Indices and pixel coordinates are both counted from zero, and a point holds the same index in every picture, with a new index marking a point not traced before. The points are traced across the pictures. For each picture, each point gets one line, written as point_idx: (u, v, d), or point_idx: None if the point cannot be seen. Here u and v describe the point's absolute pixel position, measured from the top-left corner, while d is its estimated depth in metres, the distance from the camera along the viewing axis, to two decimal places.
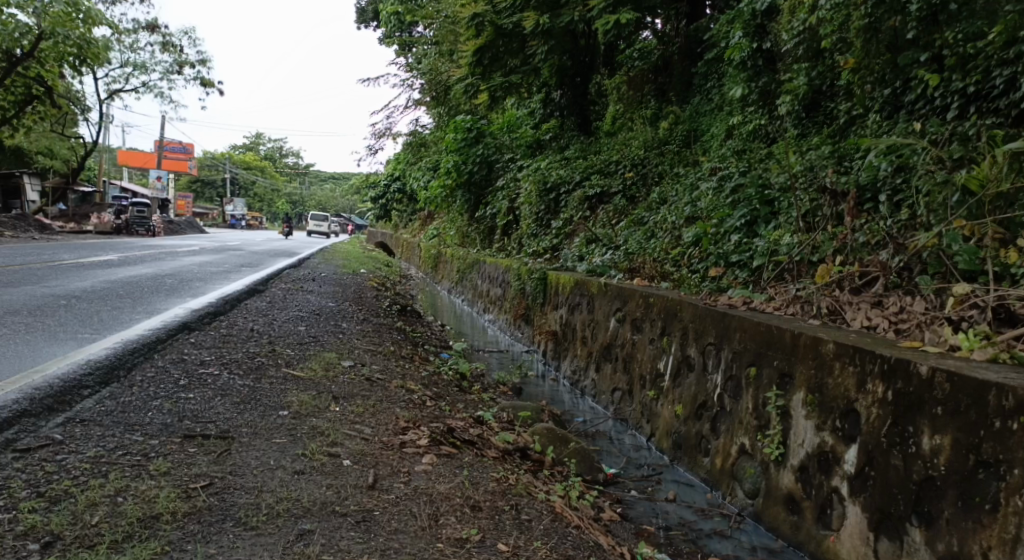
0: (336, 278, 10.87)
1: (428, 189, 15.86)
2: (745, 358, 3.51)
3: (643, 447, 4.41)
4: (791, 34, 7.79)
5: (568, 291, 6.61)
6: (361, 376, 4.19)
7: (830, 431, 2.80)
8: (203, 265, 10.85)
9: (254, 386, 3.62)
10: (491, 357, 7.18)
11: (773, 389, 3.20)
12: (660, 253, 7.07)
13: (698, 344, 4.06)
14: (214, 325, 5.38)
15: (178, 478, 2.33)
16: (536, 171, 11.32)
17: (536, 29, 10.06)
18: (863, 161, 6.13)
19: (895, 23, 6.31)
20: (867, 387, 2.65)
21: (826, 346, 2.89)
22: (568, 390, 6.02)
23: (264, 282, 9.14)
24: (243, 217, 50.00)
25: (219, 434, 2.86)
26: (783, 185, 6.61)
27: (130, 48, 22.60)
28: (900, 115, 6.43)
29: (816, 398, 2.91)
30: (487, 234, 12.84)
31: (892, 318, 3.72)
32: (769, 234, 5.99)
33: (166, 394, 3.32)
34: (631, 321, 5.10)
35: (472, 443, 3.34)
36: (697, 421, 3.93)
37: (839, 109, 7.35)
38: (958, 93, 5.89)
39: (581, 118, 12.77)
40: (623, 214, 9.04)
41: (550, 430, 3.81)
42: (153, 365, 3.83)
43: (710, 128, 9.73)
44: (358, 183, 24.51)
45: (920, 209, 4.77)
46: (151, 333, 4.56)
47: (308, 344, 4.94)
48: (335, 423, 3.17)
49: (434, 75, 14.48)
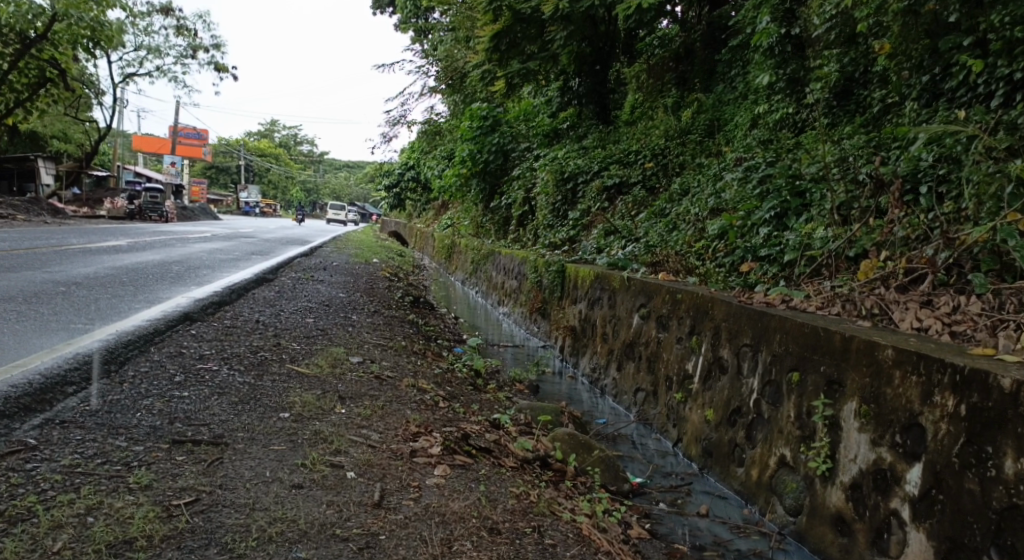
0: (348, 268, 10.66)
1: (442, 177, 15.60)
2: (787, 362, 3.20)
3: (669, 453, 4.14)
4: (822, 19, 7.32)
5: (588, 285, 6.31)
6: (370, 373, 3.94)
7: (888, 447, 2.48)
8: (213, 252, 10.63)
9: (255, 384, 3.39)
10: (505, 353, 6.92)
11: (820, 398, 2.89)
12: (683, 247, 6.77)
13: (732, 345, 3.76)
14: (218, 315, 5.16)
15: (159, 493, 2.17)
16: (553, 160, 11.00)
17: (555, 14, 9.73)
18: (902, 151, 5.75)
19: (934, 8, 5.83)
20: (934, 399, 2.31)
21: (883, 352, 2.57)
22: (587, 389, 5.75)
23: (274, 270, 8.92)
24: (257, 205, 50.08)
25: (211, 439, 2.64)
26: (816, 175, 6.25)
27: (145, 32, 22.54)
28: (940, 103, 6.06)
29: (871, 409, 2.58)
30: (502, 224, 12.56)
31: (945, 319, 3.37)
32: (802, 226, 5.66)
33: (158, 393, 3.10)
34: (657, 318, 4.81)
35: (489, 451, 3.08)
36: (730, 428, 3.64)
37: (872, 97, 7.01)
38: (1004, 79, 5.49)
39: (600, 106, 12.45)
40: (643, 205, 8.71)
41: (572, 435, 3.55)
42: (147, 359, 3.61)
43: (733, 117, 9.36)
44: (372, 172, 24.33)
45: (968, 202, 4.41)
46: (149, 324, 4.34)
47: (315, 338, 4.70)
48: (340, 428, 2.92)
49: (450, 61, 14.17)
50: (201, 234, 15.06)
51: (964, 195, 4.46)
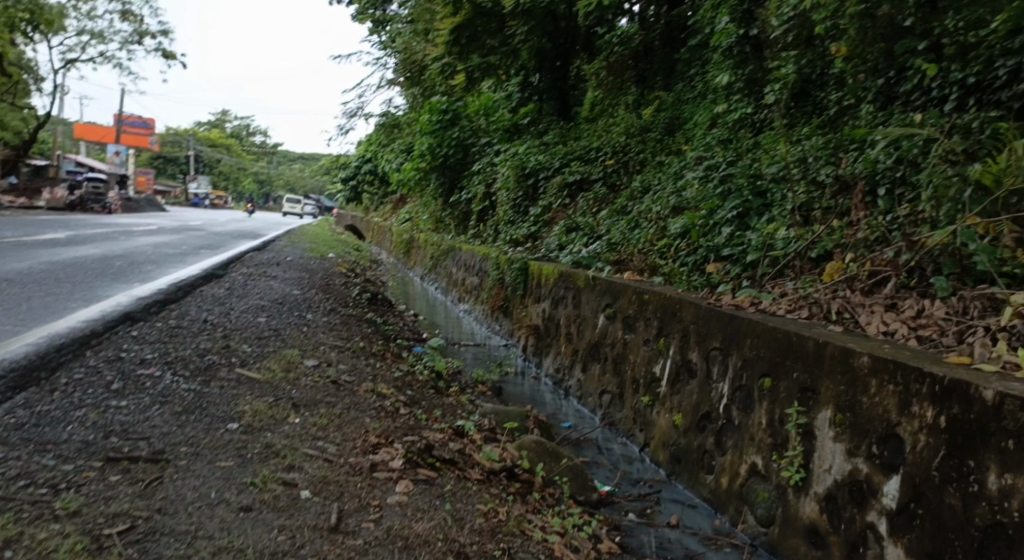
0: (302, 263, 10.33)
1: (401, 172, 15.28)
2: (759, 368, 3.14)
3: (636, 458, 4.06)
4: (780, 21, 7.40)
5: (552, 284, 6.20)
6: (325, 377, 3.73)
7: (865, 458, 2.42)
8: (160, 246, 10.15)
9: (202, 391, 3.16)
10: (466, 352, 6.76)
11: (793, 405, 2.83)
12: (646, 245, 6.71)
13: (701, 349, 3.69)
14: (163, 315, 4.85)
15: (88, 521, 1.94)
16: (513, 156, 10.85)
17: (516, 8, 9.61)
18: (860, 153, 5.78)
19: (888, 11, 5.98)
20: (913, 410, 2.24)
21: (859, 359, 2.51)
22: (550, 390, 5.64)
23: (223, 265, 8.53)
24: (208, 196, 48.55)
25: (151, 456, 2.41)
26: (776, 175, 6.26)
27: (87, 16, 21.50)
28: (895, 106, 6.14)
29: (847, 418, 2.52)
30: (462, 219, 12.38)
31: (911, 323, 3.35)
32: (764, 227, 5.65)
33: (92, 403, 2.84)
34: (623, 318, 4.72)
35: (453, 463, 2.93)
36: (699, 433, 3.57)
37: (829, 99, 7.06)
38: (957, 84, 5.57)
39: (560, 103, 12.37)
40: (604, 203, 8.64)
41: (539, 443, 3.42)
42: (82, 365, 3.34)
43: (693, 116, 9.38)
44: (328, 165, 23.77)
45: (926, 202, 4.42)
46: (85, 325, 4.02)
47: (267, 339, 4.45)
48: (293, 440, 2.73)
49: (408, 54, 13.88)
50: (148, 226, 14.42)
51: (922, 198, 4.48)
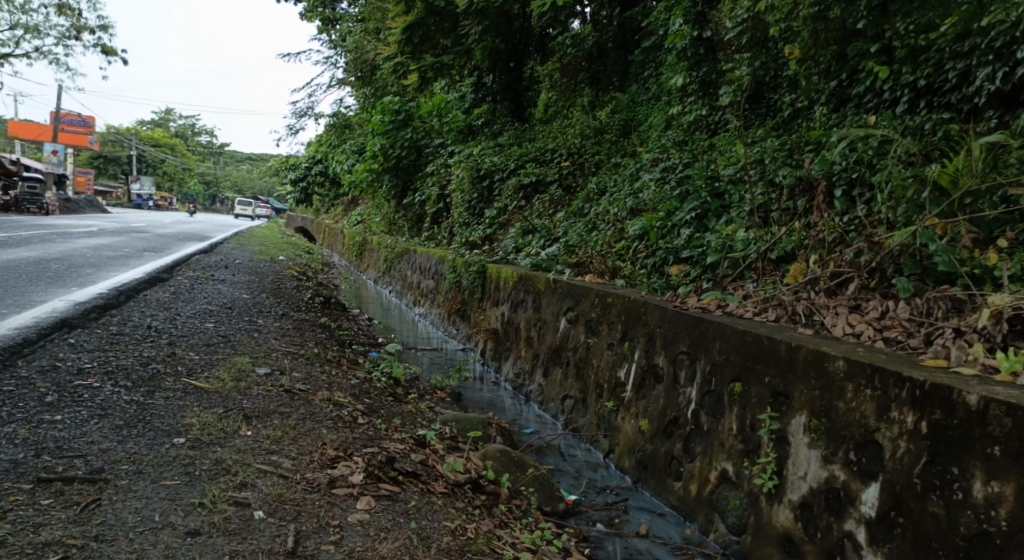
0: (252, 267, 9.94)
1: (352, 173, 14.90)
2: (728, 372, 3.12)
3: (599, 465, 3.98)
4: (735, 22, 7.53)
5: (511, 286, 6.08)
6: (278, 386, 3.51)
7: (842, 465, 2.45)
8: (98, 249, 9.58)
9: (145, 403, 2.88)
10: (422, 357, 6.57)
11: (766, 410, 2.83)
12: (604, 247, 6.66)
13: (668, 353, 3.64)
14: (102, 321, 4.51)
15: (14, 552, 1.72)
16: (468, 157, 10.71)
17: (470, 7, 9.47)
18: (815, 154, 5.84)
19: (839, 14, 6.13)
20: (892, 415, 2.27)
21: (834, 363, 2.53)
22: (510, 395, 5.52)
23: (166, 268, 8.08)
24: (150, 198, 46.71)
25: (87, 475, 2.13)
26: (733, 176, 6.30)
27: (19, 8, 20.31)
28: (847, 108, 6.21)
29: (823, 423, 2.54)
30: (416, 221, 12.15)
31: (875, 325, 3.40)
32: (722, 228, 5.67)
33: (22, 417, 2.53)
34: (585, 322, 4.64)
35: (416, 475, 2.77)
36: (665, 439, 3.51)
37: (783, 101, 7.12)
38: (908, 86, 5.66)
39: (515, 104, 12.29)
40: (561, 204, 8.57)
41: (505, 452, 3.29)
42: (12, 375, 3.02)
43: (647, 118, 9.42)
44: (276, 165, 23.12)
45: (882, 204, 4.52)
46: (15, 332, 3.68)
47: (215, 346, 4.18)
48: (244, 454, 2.49)
49: (358, 53, 13.57)
50: (85, 229, 13.63)
51: (879, 200, 4.58)
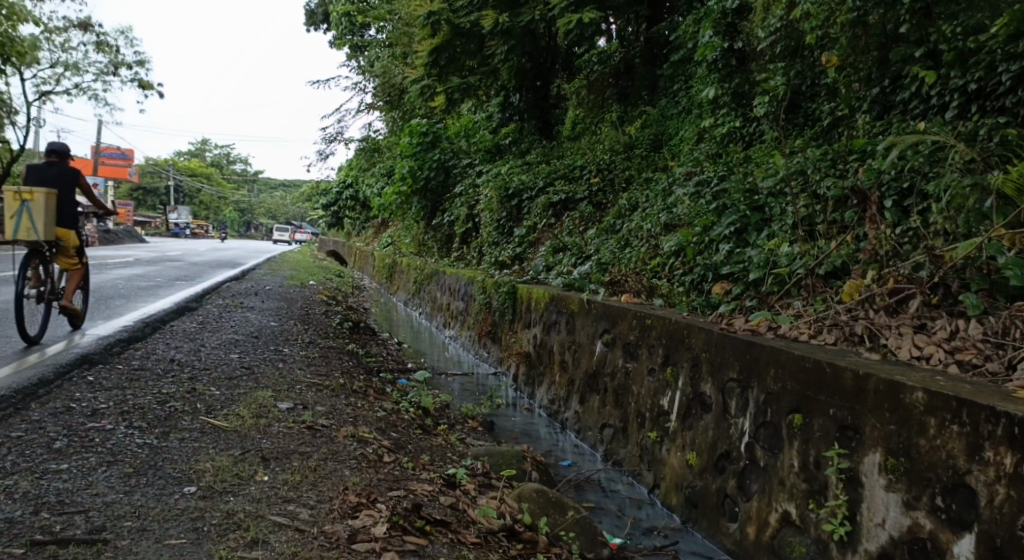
0: (282, 292, 9.90)
1: (381, 196, 14.91)
2: (785, 403, 2.85)
3: (645, 502, 3.73)
4: (766, 32, 7.21)
5: (543, 308, 5.85)
6: (301, 423, 3.31)
7: (927, 512, 2.17)
8: (131, 279, 9.65)
9: (158, 446, 2.72)
10: (453, 383, 6.35)
11: (832, 447, 2.55)
12: (638, 264, 6.39)
13: (715, 380, 3.37)
14: (125, 355, 4.40)
15: None
16: (496, 176, 10.54)
17: (495, 28, 9.41)
18: (860, 164, 5.52)
19: (879, 19, 5.81)
20: (986, 456, 1.99)
21: (913, 395, 2.25)
22: (545, 423, 5.27)
23: (196, 298, 8.06)
24: (187, 226, 47.70)
25: (85, 536, 1.94)
26: (773, 188, 5.98)
27: (61, 47, 21.00)
28: (892, 115, 5.87)
29: (901, 463, 2.26)
30: (445, 242, 12.01)
31: (945, 346, 3.09)
32: (765, 243, 5.36)
33: (25, 468, 2.37)
34: (623, 345, 4.37)
35: (445, 524, 2.54)
36: (717, 475, 3.25)
37: (822, 109, 6.80)
38: (958, 90, 5.32)
39: (542, 122, 12.15)
40: (591, 221, 8.34)
41: (541, 492, 3.03)
42: (23, 420, 2.88)
43: (678, 131, 9.17)
44: (308, 191, 23.37)
45: (938, 215, 4.22)
46: (31, 373, 3.56)
47: (238, 380, 4.01)
48: (258, 505, 2.29)
49: (386, 77, 13.61)
50: (122, 259, 13.84)
51: (934, 210, 4.27)
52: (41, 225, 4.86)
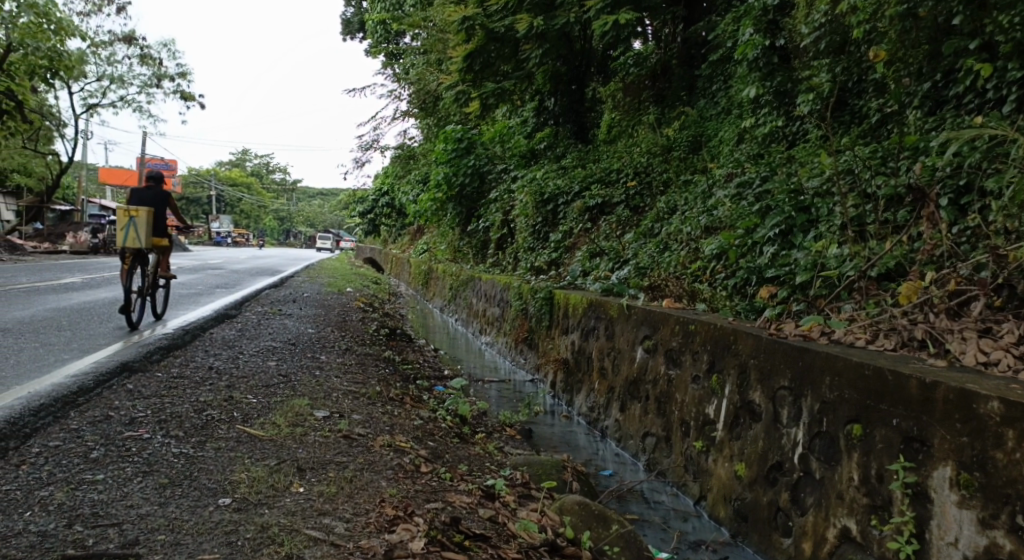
0: (320, 299, 9.98)
1: (417, 203, 14.98)
2: (843, 412, 2.69)
3: (691, 515, 3.58)
4: (810, 28, 7.02)
5: (581, 313, 5.73)
6: (337, 431, 3.27)
7: (1007, 532, 1.99)
8: (174, 287, 9.87)
9: (194, 456, 2.70)
10: (490, 390, 6.27)
11: (896, 460, 2.39)
12: (678, 268, 6.23)
13: (765, 388, 3.21)
14: (164, 363, 4.44)
15: None
16: (531, 181, 10.44)
17: (530, 32, 9.36)
18: (913, 161, 5.26)
19: (928, 12, 5.51)
20: None
21: (989, 405, 2.08)
22: (584, 431, 5.14)
23: (236, 305, 8.18)
24: (229, 235, 48.83)
25: (118, 550, 1.91)
26: (819, 188, 5.73)
27: (107, 61, 21.72)
28: (945, 110, 5.60)
29: (976, 478, 2.09)
30: (481, 247, 11.97)
31: (1014, 351, 2.88)
32: (812, 244, 5.14)
33: (62, 478, 2.38)
34: (665, 351, 4.24)
35: (484, 538, 2.45)
36: (769, 487, 3.10)
37: (870, 106, 6.53)
38: (1016, 83, 5.02)
39: (577, 126, 11.96)
40: (629, 225, 8.20)
41: (583, 505, 2.92)
42: (62, 429, 2.90)
43: (717, 132, 8.94)
44: (346, 199, 23.67)
45: (999, 214, 4.01)
46: (72, 380, 3.61)
47: (275, 388, 4.00)
48: (293, 518, 2.24)
49: (421, 84, 13.68)
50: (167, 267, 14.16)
51: (993, 209, 4.09)
52: (143, 236, 6.08)
